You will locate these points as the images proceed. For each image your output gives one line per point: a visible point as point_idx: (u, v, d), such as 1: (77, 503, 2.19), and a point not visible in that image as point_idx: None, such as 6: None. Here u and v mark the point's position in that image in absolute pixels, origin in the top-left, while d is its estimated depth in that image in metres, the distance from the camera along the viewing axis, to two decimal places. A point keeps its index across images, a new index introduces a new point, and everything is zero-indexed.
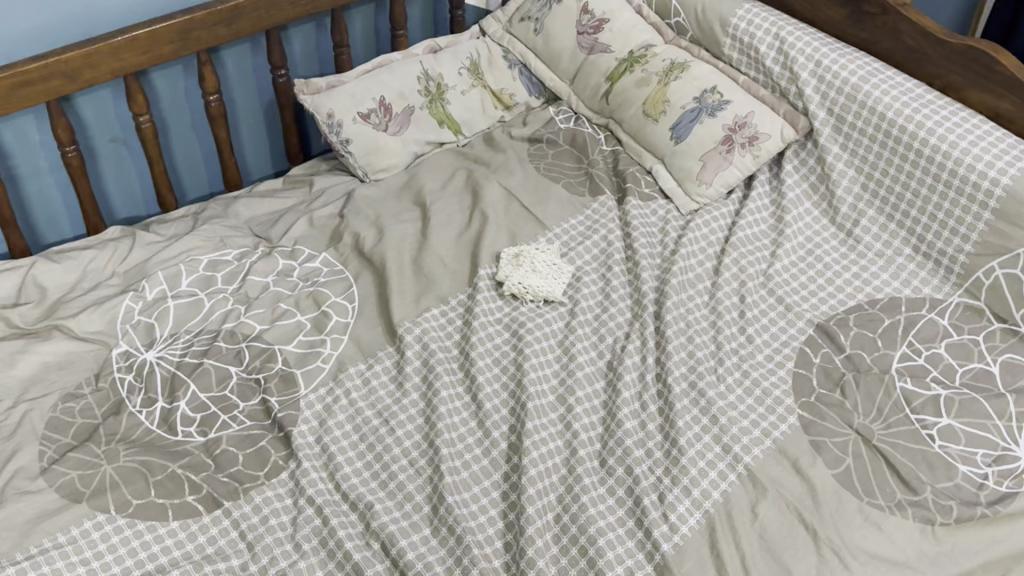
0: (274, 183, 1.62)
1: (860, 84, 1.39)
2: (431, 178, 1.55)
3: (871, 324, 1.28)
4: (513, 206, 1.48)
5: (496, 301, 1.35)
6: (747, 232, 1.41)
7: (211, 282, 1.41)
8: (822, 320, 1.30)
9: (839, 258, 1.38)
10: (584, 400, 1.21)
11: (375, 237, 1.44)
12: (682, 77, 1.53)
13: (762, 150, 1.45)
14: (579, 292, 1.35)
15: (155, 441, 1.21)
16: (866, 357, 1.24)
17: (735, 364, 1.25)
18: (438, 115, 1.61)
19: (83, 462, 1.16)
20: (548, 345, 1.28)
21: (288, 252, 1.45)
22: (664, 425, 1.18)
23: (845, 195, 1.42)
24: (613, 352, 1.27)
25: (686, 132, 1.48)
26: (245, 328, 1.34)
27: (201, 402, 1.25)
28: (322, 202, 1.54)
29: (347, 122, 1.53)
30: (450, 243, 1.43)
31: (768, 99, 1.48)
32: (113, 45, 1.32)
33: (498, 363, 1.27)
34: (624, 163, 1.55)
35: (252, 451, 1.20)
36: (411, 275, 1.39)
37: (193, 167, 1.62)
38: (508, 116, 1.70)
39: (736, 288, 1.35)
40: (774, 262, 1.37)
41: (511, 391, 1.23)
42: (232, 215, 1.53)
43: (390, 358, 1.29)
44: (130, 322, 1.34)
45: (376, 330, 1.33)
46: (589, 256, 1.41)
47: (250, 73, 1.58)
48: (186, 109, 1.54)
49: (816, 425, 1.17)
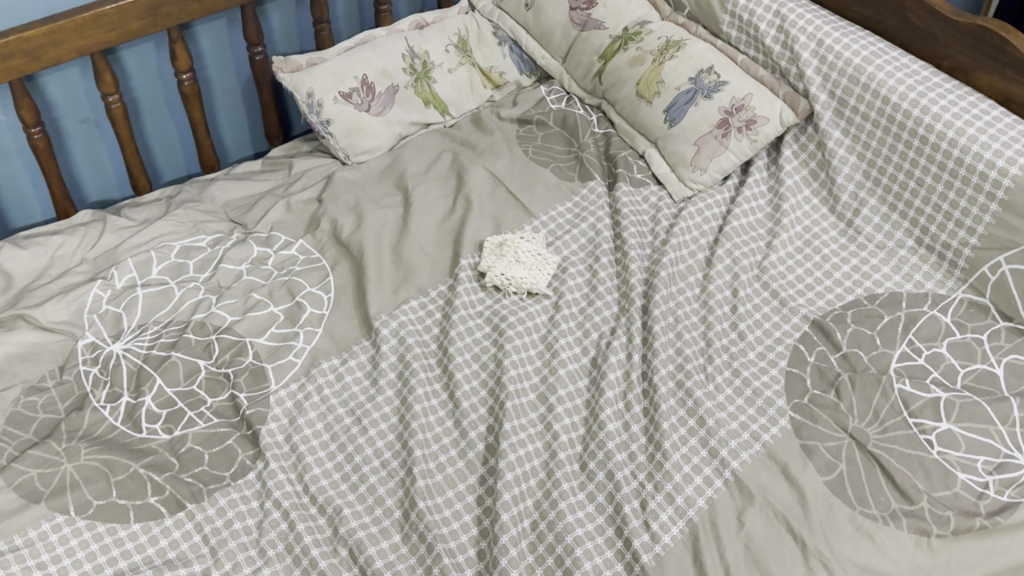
0: (252, 164, 1.56)
1: (863, 66, 1.30)
2: (415, 161, 1.49)
3: (870, 321, 1.20)
4: (498, 191, 1.42)
5: (477, 293, 1.29)
6: (742, 221, 1.33)
7: (183, 269, 1.36)
8: (818, 316, 1.22)
9: (838, 249, 1.30)
10: (565, 400, 1.16)
11: (353, 224, 1.38)
12: (678, 57, 1.44)
13: (760, 134, 1.37)
14: (564, 284, 1.28)
15: (119, 439, 1.16)
16: (864, 357, 1.17)
17: (725, 362, 1.19)
18: (424, 95, 1.55)
19: (42, 460, 1.12)
20: (529, 341, 1.22)
21: (263, 239, 1.40)
22: (649, 428, 1.12)
23: (845, 183, 1.33)
24: (597, 348, 1.21)
25: (680, 115, 1.41)
26: (215, 319, 1.29)
27: (168, 398, 1.20)
28: (301, 186, 1.48)
29: (328, 102, 1.47)
30: (431, 231, 1.37)
31: (767, 80, 1.39)
32: (76, 22, 1.26)
33: (477, 360, 1.21)
34: (616, 147, 1.47)
35: (219, 450, 1.15)
36: (390, 264, 1.33)
37: (167, 149, 1.55)
38: (497, 95, 1.63)
39: (728, 281, 1.27)
40: (769, 254, 1.29)
41: (489, 389, 1.18)
42: (207, 199, 1.47)
43: (365, 353, 1.24)
44: (97, 312, 1.30)
45: (352, 322, 1.28)
46: (576, 245, 1.34)
47: (226, 50, 1.51)
48: (158, 88, 1.47)
49: (808, 428, 1.11)
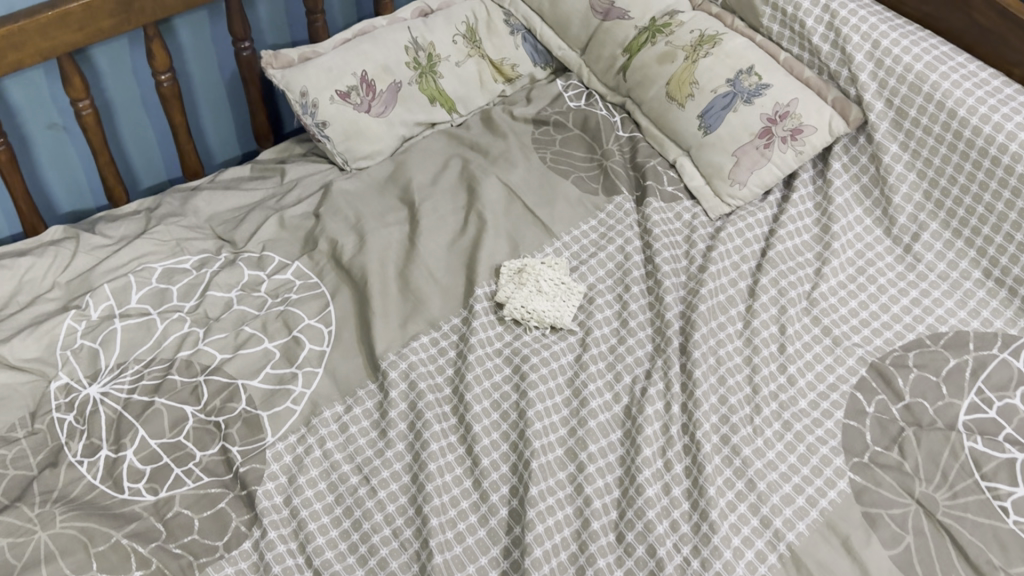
0: (240, 170, 1.41)
1: (926, 72, 1.16)
2: (421, 169, 1.35)
3: (934, 365, 1.08)
4: (515, 206, 1.28)
5: (495, 328, 1.16)
6: (788, 245, 1.20)
7: (166, 297, 1.22)
8: (876, 358, 1.10)
9: (895, 279, 1.17)
10: (597, 457, 1.03)
11: (355, 245, 1.24)
12: (713, 54, 1.30)
13: (807, 145, 1.23)
14: (592, 318, 1.15)
15: (98, 500, 1.03)
16: (929, 408, 1.05)
17: (774, 413, 1.06)
18: (429, 92, 1.41)
19: (13, 528, 0.99)
20: (555, 385, 1.10)
21: (254, 260, 1.26)
22: (692, 491, 1.00)
23: (903, 204, 1.20)
24: (631, 395, 1.08)
25: (716, 122, 1.27)
26: (203, 357, 1.15)
27: (151, 451, 1.07)
28: (296, 197, 1.34)
29: (324, 102, 1.33)
30: (441, 254, 1.24)
31: (814, 83, 1.25)
32: (40, 21, 1.10)
33: (497, 409, 1.09)
34: (643, 154, 1.33)
35: (210, 515, 1.02)
36: (396, 293, 1.19)
37: (146, 153, 1.40)
38: (509, 90, 1.49)
39: (775, 315, 1.14)
40: (818, 283, 1.16)
41: (512, 443, 1.05)
42: (191, 212, 1.32)
43: (372, 399, 1.11)
44: (71, 348, 1.16)
45: (356, 361, 1.15)
46: (602, 270, 1.21)
47: (208, 42, 1.35)
48: (134, 88, 1.32)
49: (870, 493, 0.99)
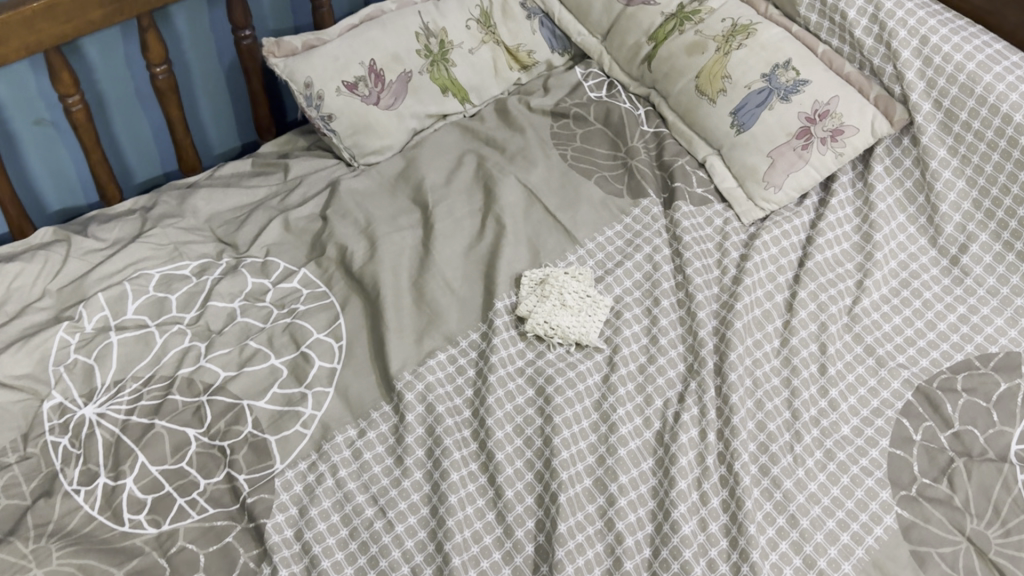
0: (240, 165, 1.33)
1: (979, 73, 1.09)
2: (434, 167, 1.27)
3: (985, 390, 1.02)
4: (535, 209, 1.20)
5: (516, 344, 1.09)
6: (827, 254, 1.13)
7: (164, 307, 1.15)
8: (923, 381, 1.04)
9: (941, 293, 1.11)
10: (628, 489, 0.97)
11: (366, 252, 1.16)
12: (747, 46, 1.22)
13: (848, 147, 1.16)
14: (619, 335, 1.08)
15: (97, 533, 0.96)
16: (979, 437, 0.99)
17: (816, 440, 1.00)
18: (441, 82, 1.33)
19: (6, 565, 0.92)
20: (582, 409, 1.03)
21: (257, 267, 1.18)
22: (730, 527, 0.94)
23: (951, 212, 1.13)
24: (663, 420, 1.02)
25: (750, 120, 1.19)
26: (206, 374, 1.08)
27: (153, 479, 1.00)
28: (300, 197, 1.26)
29: (329, 93, 1.25)
30: (457, 262, 1.16)
31: (855, 80, 1.18)
32: (28, 13, 1.01)
33: (521, 434, 1.02)
34: (671, 152, 1.25)
35: (216, 550, 0.95)
36: (410, 305, 1.12)
37: (140, 148, 1.32)
38: (525, 78, 1.41)
39: (814, 332, 1.08)
40: (860, 297, 1.10)
41: (537, 473, 0.99)
42: (189, 212, 1.24)
43: (386, 422, 1.04)
44: (64, 363, 1.09)
45: (369, 380, 1.08)
46: (630, 281, 1.13)
47: (206, 30, 1.26)
48: (126, 79, 1.24)
49: (918, 530, 0.93)
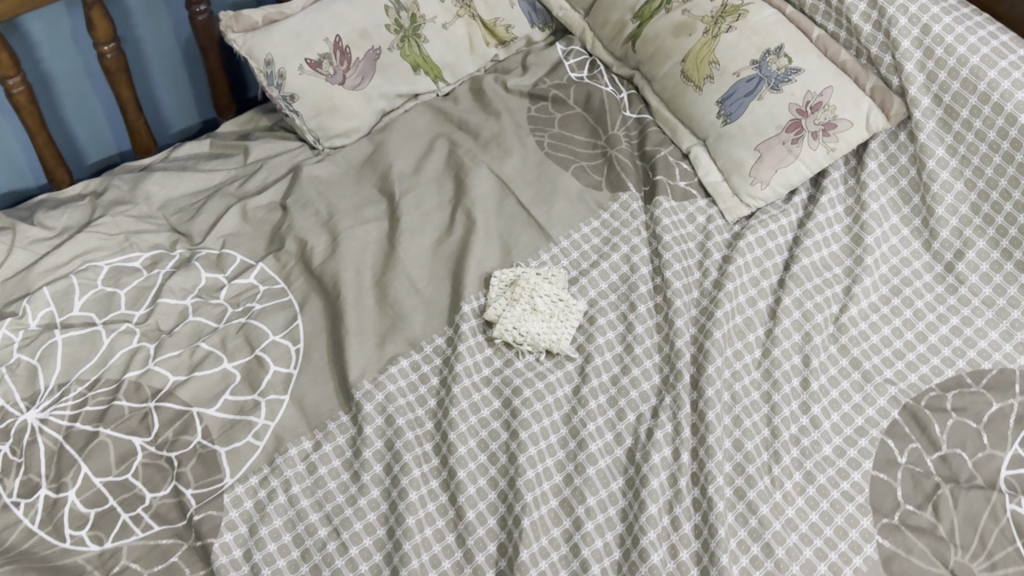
0: (199, 145, 1.26)
1: (983, 68, 1.04)
2: (402, 153, 1.20)
3: (975, 410, 0.96)
4: (508, 201, 1.14)
5: (483, 351, 1.03)
6: (815, 258, 1.07)
7: (113, 303, 1.08)
8: (910, 400, 0.98)
9: (933, 302, 1.05)
10: (595, 512, 0.92)
11: (326, 248, 1.10)
12: (737, 29, 1.14)
13: (841, 141, 1.09)
14: (592, 343, 1.02)
15: (36, 550, 0.91)
16: (967, 461, 0.93)
17: (795, 461, 0.95)
18: (412, 59, 1.25)
19: None
20: (550, 423, 0.98)
21: (212, 260, 1.12)
22: (702, 555, 0.89)
23: (947, 216, 1.07)
24: (635, 437, 0.97)
25: (737, 110, 1.12)
26: (154, 379, 1.02)
27: (96, 492, 0.95)
28: (260, 182, 1.19)
29: (292, 72, 1.17)
30: (424, 259, 1.10)
31: (851, 68, 1.11)
32: None
33: (485, 450, 0.96)
34: (654, 141, 1.18)
35: (161, 570, 0.90)
36: (372, 306, 1.06)
37: (93, 128, 1.24)
38: (502, 54, 1.33)
39: (798, 342, 1.02)
40: (848, 305, 1.04)
41: (501, 492, 0.94)
42: (142, 198, 1.17)
43: (344, 434, 0.98)
44: (6, 363, 1.03)
45: (327, 388, 1.02)
46: (605, 284, 1.07)
47: (161, 4, 1.18)
48: (74, 56, 1.16)
49: (899, 561, 0.87)
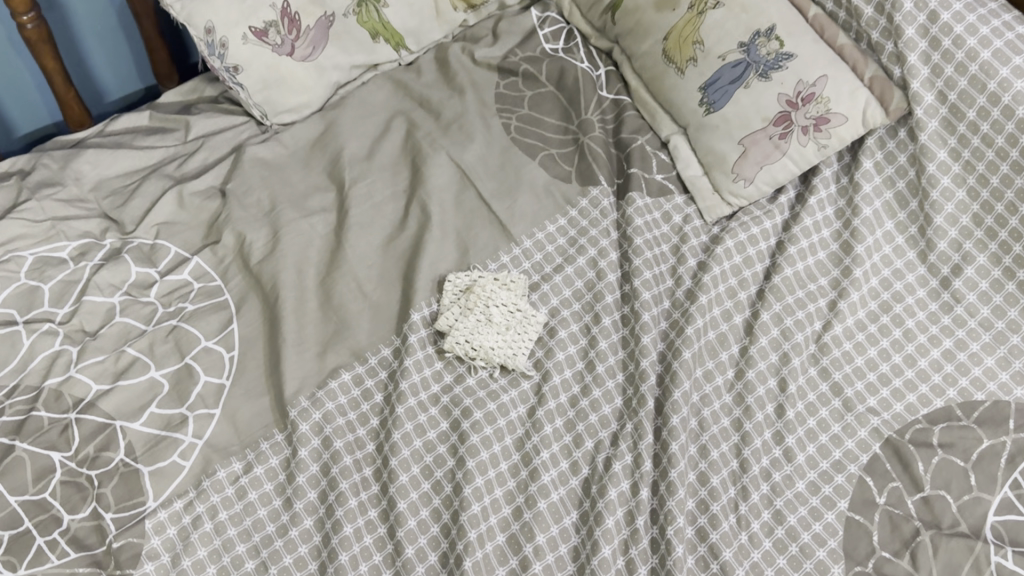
0: (138, 117, 1.16)
1: (996, 64, 0.95)
2: (355, 133, 1.11)
3: (965, 447, 0.88)
4: (467, 194, 1.05)
5: (433, 365, 0.95)
6: (798, 267, 0.99)
7: (35, 299, 0.98)
8: (895, 433, 0.90)
9: (925, 321, 0.97)
10: (545, 552, 0.83)
11: (267, 244, 1.02)
12: (725, 6, 1.05)
13: (833, 137, 1.00)
14: (551, 359, 0.94)
15: None
16: (951, 504, 0.85)
17: (764, 498, 0.86)
18: (370, 26, 1.13)
19: None
20: (501, 449, 0.89)
21: (144, 251, 1.03)
22: None
23: (946, 226, 1.00)
24: (593, 467, 0.89)
25: (721, 99, 1.04)
26: (75, 388, 0.91)
27: (10, 513, 0.83)
28: (200, 163, 1.10)
29: (235, 42, 1.05)
30: (374, 258, 1.01)
31: (850, 54, 1.02)
32: None
33: (429, 477, 0.88)
34: (630, 128, 1.11)
35: None
36: (315, 310, 0.98)
37: (17, 93, 1.15)
38: (472, 19, 1.22)
39: (775, 364, 0.94)
40: (832, 323, 0.96)
41: (444, 525, 0.85)
42: (71, 178, 1.07)
43: (277, 454, 0.90)
44: None
45: (261, 402, 0.93)
46: (568, 291, 0.99)
47: None
48: None
49: None
